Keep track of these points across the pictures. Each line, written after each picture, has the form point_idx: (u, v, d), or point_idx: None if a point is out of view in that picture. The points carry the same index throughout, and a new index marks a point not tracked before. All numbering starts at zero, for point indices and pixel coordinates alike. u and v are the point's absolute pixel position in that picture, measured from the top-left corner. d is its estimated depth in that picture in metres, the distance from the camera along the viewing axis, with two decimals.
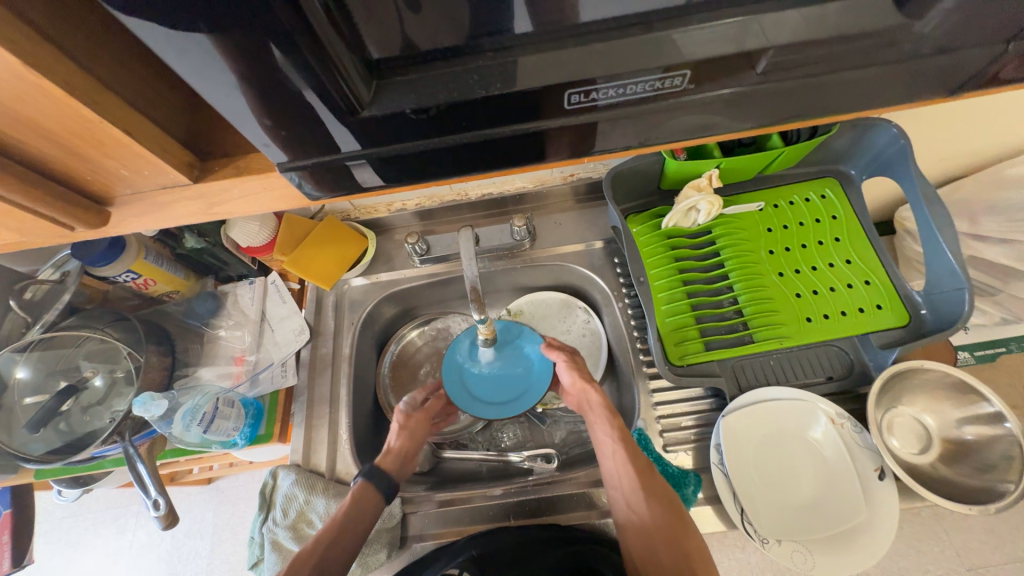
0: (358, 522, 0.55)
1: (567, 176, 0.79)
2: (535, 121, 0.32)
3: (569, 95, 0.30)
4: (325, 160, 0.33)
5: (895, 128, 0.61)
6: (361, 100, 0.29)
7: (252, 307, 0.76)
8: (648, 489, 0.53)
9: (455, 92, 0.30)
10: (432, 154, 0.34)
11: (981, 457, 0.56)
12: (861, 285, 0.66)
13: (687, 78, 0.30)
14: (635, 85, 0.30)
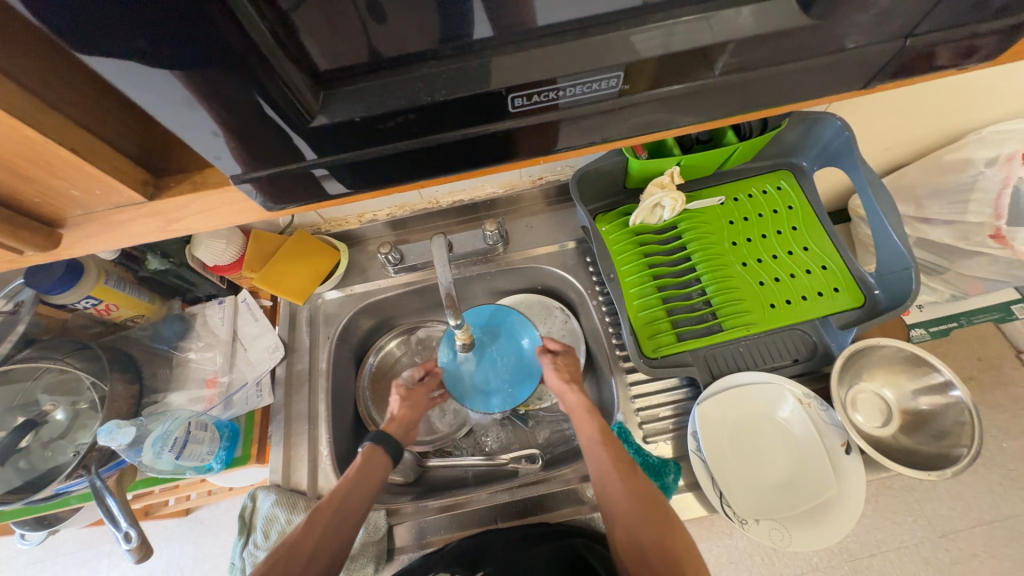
0: (366, 481, 0.57)
1: (536, 179, 0.81)
2: (490, 125, 0.34)
3: (514, 98, 0.32)
4: (281, 171, 0.33)
5: (839, 120, 0.65)
6: (311, 109, 0.30)
7: (222, 327, 0.74)
8: (626, 479, 0.55)
9: (410, 101, 0.30)
10: (392, 160, 0.35)
11: (936, 425, 0.59)
12: (819, 270, 0.69)
13: (620, 80, 0.32)
14: (574, 87, 0.31)
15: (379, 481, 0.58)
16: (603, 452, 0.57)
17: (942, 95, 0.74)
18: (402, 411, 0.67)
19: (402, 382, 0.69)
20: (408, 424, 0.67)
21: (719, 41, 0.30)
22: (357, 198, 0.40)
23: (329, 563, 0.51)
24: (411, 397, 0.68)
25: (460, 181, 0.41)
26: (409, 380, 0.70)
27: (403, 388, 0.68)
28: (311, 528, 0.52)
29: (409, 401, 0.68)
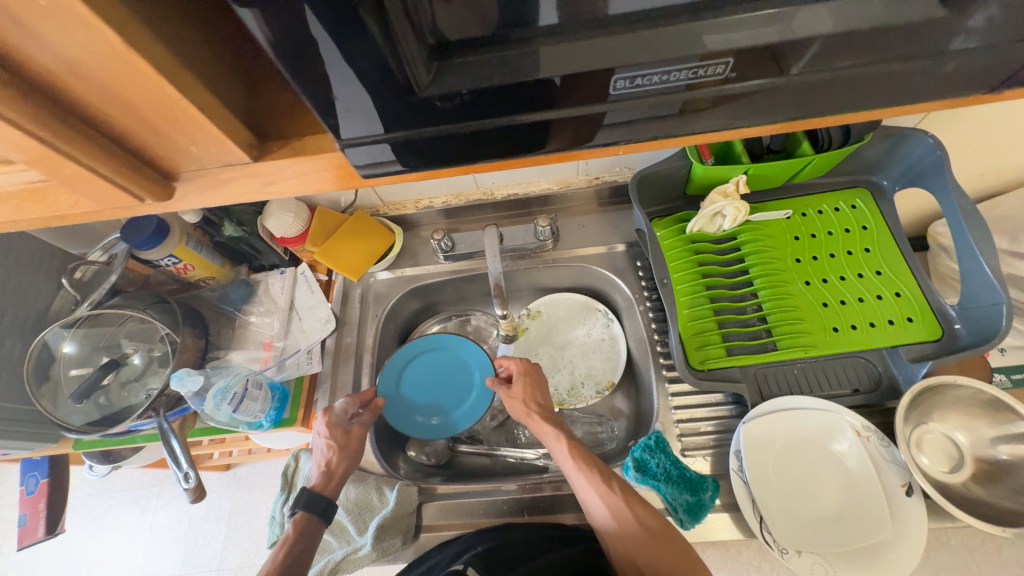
0: (297, 560, 0.53)
1: (592, 178, 0.80)
2: (559, 110, 0.31)
3: (617, 81, 0.29)
4: (380, 136, 0.30)
5: (933, 137, 0.60)
6: (420, 82, 0.28)
7: (282, 295, 0.78)
8: (614, 510, 0.54)
9: (496, 76, 0.28)
10: (459, 141, 0.32)
11: (1016, 478, 0.54)
12: (892, 297, 0.65)
13: (728, 66, 0.30)
14: (675, 73, 0.29)
15: (311, 554, 0.55)
16: (583, 483, 0.57)
17: None
18: (333, 458, 0.61)
19: (330, 424, 0.61)
20: (342, 476, 0.61)
21: (842, 39, 0.28)
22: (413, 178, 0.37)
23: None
24: (348, 444, 0.62)
25: (524, 166, 0.38)
26: (341, 416, 0.63)
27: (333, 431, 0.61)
28: None
29: (342, 445, 0.62)
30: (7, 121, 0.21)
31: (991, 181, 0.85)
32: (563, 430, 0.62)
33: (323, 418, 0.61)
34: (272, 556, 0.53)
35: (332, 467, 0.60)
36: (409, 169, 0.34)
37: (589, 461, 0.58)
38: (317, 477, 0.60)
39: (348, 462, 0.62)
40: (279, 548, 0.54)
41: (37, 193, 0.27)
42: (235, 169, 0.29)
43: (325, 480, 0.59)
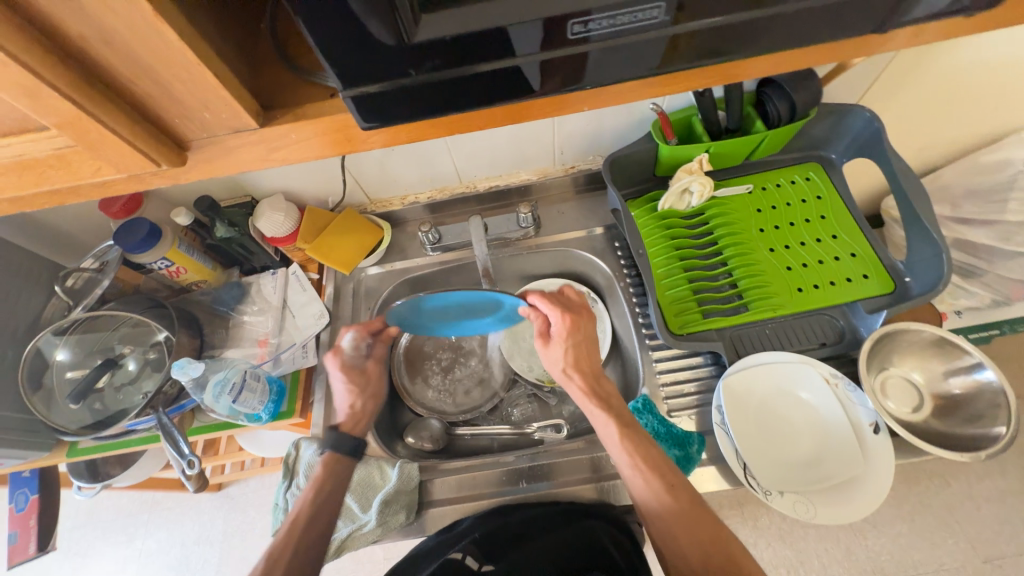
0: (333, 490, 0.58)
1: (568, 167, 0.85)
2: (520, 57, 0.30)
3: (572, 25, 0.29)
4: (378, 87, 0.30)
5: (869, 112, 0.67)
6: (407, 28, 0.28)
7: (274, 294, 0.80)
8: (671, 513, 0.53)
9: (456, 28, 0.28)
10: (428, 91, 0.31)
11: (971, 408, 0.59)
12: (848, 258, 0.70)
13: (664, 10, 0.29)
14: (626, 15, 0.29)
15: (345, 484, 0.59)
16: (642, 485, 0.55)
17: (972, 89, 0.76)
18: (355, 399, 0.65)
19: (344, 363, 0.65)
20: (363, 414, 0.65)
21: None
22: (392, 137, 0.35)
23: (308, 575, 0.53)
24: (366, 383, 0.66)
25: (506, 121, 0.36)
26: (352, 354, 0.66)
27: (344, 368, 0.64)
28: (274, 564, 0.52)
29: (363, 379, 0.66)
30: (52, 87, 0.25)
31: (931, 154, 0.94)
32: (614, 415, 0.60)
33: (335, 358, 0.64)
34: (308, 487, 0.57)
35: (357, 408, 0.64)
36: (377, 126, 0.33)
37: (650, 461, 0.56)
38: (344, 416, 0.64)
39: (368, 399, 0.66)
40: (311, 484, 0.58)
41: (61, 162, 0.30)
42: (242, 135, 0.32)
43: (353, 420, 0.64)
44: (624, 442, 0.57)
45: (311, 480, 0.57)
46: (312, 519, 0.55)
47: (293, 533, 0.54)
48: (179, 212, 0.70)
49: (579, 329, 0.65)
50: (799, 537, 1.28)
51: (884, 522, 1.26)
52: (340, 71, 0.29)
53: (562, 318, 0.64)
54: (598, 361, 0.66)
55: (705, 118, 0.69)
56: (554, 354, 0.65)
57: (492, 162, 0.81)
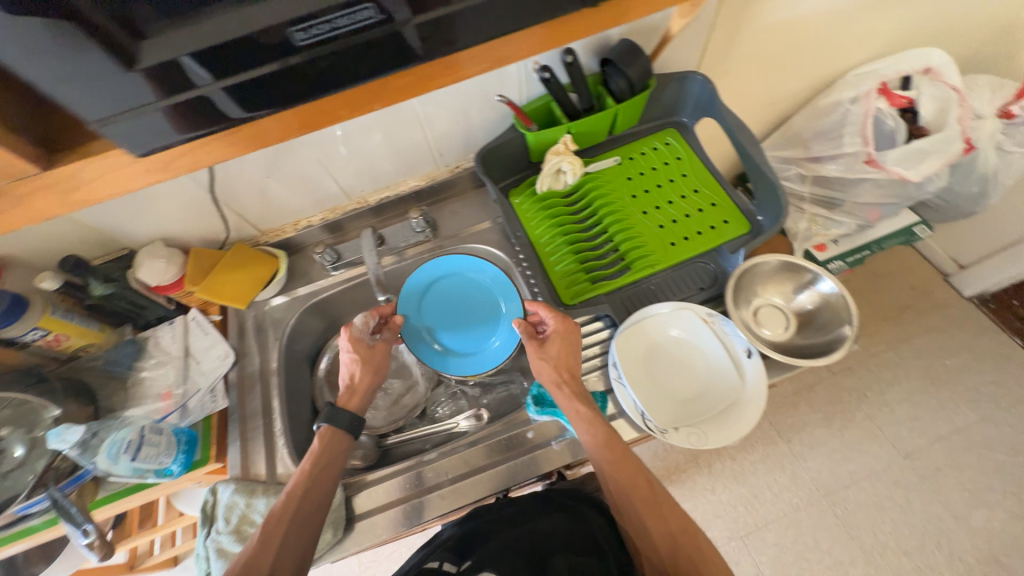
0: (328, 464, 0.63)
1: (453, 167, 0.88)
2: (272, 61, 0.35)
3: (296, 33, 0.34)
4: (160, 105, 0.35)
5: (700, 75, 0.75)
6: (154, 55, 0.32)
7: (174, 344, 0.78)
8: (651, 515, 0.57)
9: (246, 28, 0.33)
10: (249, 89, 0.37)
11: (823, 316, 0.70)
12: (709, 208, 0.78)
13: (373, 10, 0.34)
14: (340, 18, 0.34)
15: (340, 458, 0.64)
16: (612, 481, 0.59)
17: (790, 44, 0.86)
18: (357, 369, 0.70)
19: (353, 336, 0.70)
20: (361, 385, 0.70)
21: None
22: (235, 137, 0.40)
23: (306, 540, 0.58)
24: (369, 355, 0.71)
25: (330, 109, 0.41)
26: (362, 329, 0.72)
27: (351, 338, 0.70)
28: (266, 547, 0.55)
29: (366, 356, 0.71)
30: None
31: (778, 104, 1.05)
32: (595, 417, 0.62)
33: (345, 330, 0.70)
34: (306, 460, 0.62)
35: (354, 380, 0.69)
36: (203, 130, 0.38)
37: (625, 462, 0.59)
38: (343, 388, 0.69)
39: (368, 374, 0.71)
40: (305, 462, 0.62)
41: None
42: (32, 181, 0.36)
43: (350, 393, 0.69)
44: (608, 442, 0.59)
45: (308, 453, 0.62)
46: (310, 489, 0.60)
47: (291, 502, 0.59)
48: (45, 277, 0.65)
49: (572, 335, 0.66)
50: (750, 474, 1.37)
51: (819, 442, 1.38)
52: (143, 87, 0.33)
53: (557, 321, 0.66)
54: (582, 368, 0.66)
55: (560, 102, 0.73)
56: (543, 359, 0.65)
57: (376, 173, 0.82)
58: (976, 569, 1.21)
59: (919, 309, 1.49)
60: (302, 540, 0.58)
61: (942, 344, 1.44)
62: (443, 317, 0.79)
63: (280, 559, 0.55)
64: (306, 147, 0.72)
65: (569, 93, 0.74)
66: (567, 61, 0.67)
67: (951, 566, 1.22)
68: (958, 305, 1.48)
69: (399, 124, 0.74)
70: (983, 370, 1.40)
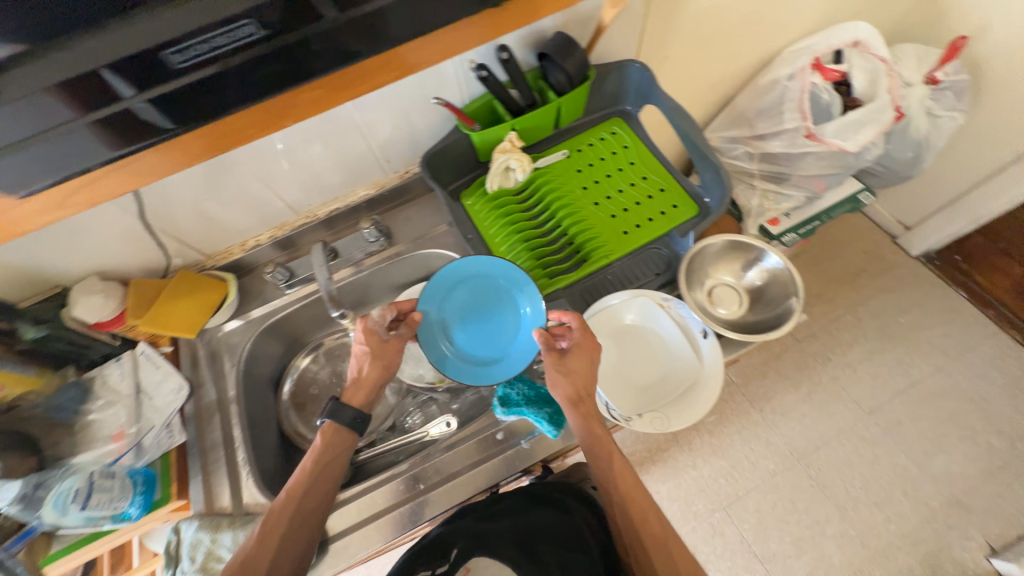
0: (332, 461, 0.62)
1: (402, 173, 0.86)
2: (161, 86, 0.40)
3: (172, 57, 0.38)
4: (60, 128, 0.40)
5: (638, 63, 0.76)
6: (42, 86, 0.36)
7: (123, 382, 0.74)
8: (651, 536, 0.58)
9: (148, 41, 0.36)
10: (145, 110, 0.41)
11: (771, 290, 0.75)
12: (658, 193, 0.79)
13: (244, 29, 0.38)
14: (213, 40, 0.38)
15: (343, 454, 0.64)
16: (620, 511, 0.59)
17: (724, 27, 0.87)
18: (367, 364, 0.67)
19: (367, 329, 0.67)
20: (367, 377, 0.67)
21: None
22: (164, 151, 0.45)
23: (306, 534, 0.58)
24: (383, 350, 0.67)
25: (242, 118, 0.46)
26: (377, 322, 0.67)
27: (366, 330, 0.66)
28: (267, 542, 0.56)
29: (378, 351, 0.68)
30: None
31: (721, 86, 1.07)
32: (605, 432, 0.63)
33: (359, 323, 0.66)
34: (308, 458, 0.61)
35: (363, 374, 0.67)
36: (117, 149, 0.43)
37: (631, 488, 0.61)
38: (352, 383, 0.66)
39: (378, 368, 0.68)
40: (311, 456, 0.61)
41: None
42: None
43: (355, 388, 0.67)
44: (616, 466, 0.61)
45: (313, 450, 0.61)
46: (313, 487, 0.60)
47: (291, 498, 0.59)
48: None
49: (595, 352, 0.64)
50: (728, 446, 1.41)
51: (790, 409, 1.43)
52: (46, 114, 0.38)
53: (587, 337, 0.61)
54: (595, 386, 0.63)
55: (502, 100, 0.72)
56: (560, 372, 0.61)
57: (322, 185, 0.80)
58: (940, 512, 1.28)
59: (872, 272, 1.55)
60: (304, 536, 0.58)
61: (896, 303, 1.51)
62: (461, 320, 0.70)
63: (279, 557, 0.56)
64: (243, 164, 0.69)
65: (509, 89, 0.73)
66: (502, 58, 0.66)
67: (918, 512, 1.28)
68: (908, 264, 1.55)
69: (338, 133, 0.72)
70: (934, 324, 1.47)
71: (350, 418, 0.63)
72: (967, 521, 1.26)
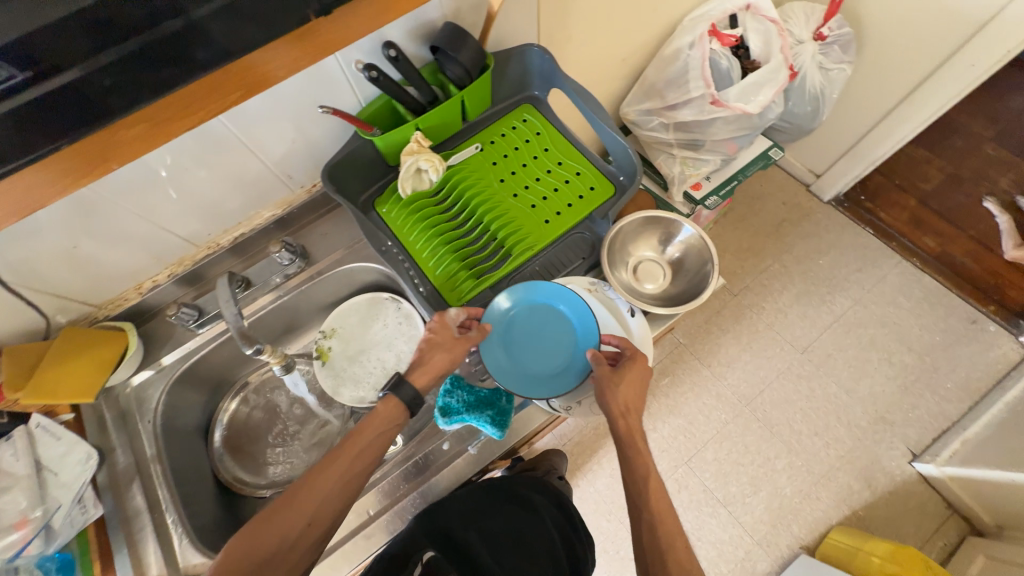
0: (385, 431, 0.60)
1: (309, 188, 0.80)
2: None
3: None
4: None
5: (537, 47, 0.74)
6: None
7: (16, 463, 0.63)
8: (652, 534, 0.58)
9: None
10: None
11: (690, 258, 0.78)
12: (576, 178, 0.78)
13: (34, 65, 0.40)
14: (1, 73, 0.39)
15: (397, 430, 0.62)
16: (648, 530, 0.59)
17: (620, 2, 0.87)
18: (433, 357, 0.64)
19: (444, 321, 0.65)
20: (434, 365, 0.64)
21: None
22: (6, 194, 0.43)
23: (346, 499, 0.57)
24: (454, 346, 0.65)
25: (65, 164, 0.45)
26: (453, 318, 0.66)
27: (441, 321, 0.65)
28: (311, 495, 0.55)
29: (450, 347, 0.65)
30: None
31: (629, 59, 1.08)
32: (639, 439, 0.64)
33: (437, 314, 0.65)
34: (364, 422, 0.60)
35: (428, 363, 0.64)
36: None
37: (662, 507, 0.60)
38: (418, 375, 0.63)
39: (443, 364, 0.64)
40: (369, 420, 0.60)
41: None
42: None
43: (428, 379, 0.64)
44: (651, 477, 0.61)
45: (373, 417, 0.60)
46: (365, 452, 0.58)
47: (344, 457, 0.58)
48: None
49: (642, 373, 0.66)
50: (682, 404, 1.49)
51: (734, 359, 1.52)
52: None
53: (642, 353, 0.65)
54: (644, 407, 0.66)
55: (400, 100, 0.68)
56: (613, 387, 0.64)
57: (218, 212, 0.73)
58: (869, 429, 1.42)
59: (793, 221, 1.66)
60: (343, 498, 0.57)
61: (816, 247, 1.62)
62: (519, 334, 0.70)
63: (326, 502, 0.55)
64: (114, 201, 0.62)
65: (406, 88, 0.69)
66: (390, 55, 0.62)
67: (850, 433, 1.42)
68: (823, 209, 1.67)
69: (222, 155, 0.65)
70: (849, 262, 1.60)
71: (411, 397, 0.61)
72: (891, 433, 1.41)
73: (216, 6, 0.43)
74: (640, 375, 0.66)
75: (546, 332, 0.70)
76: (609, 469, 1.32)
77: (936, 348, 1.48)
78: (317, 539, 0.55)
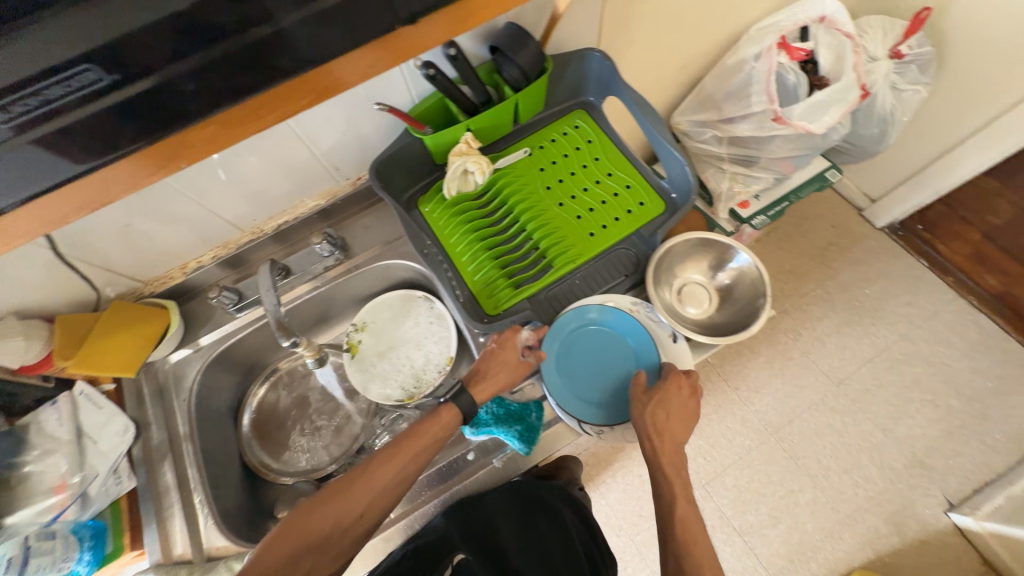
0: (437, 436, 0.62)
1: (353, 180, 0.80)
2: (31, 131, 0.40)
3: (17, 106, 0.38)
4: None
5: (598, 52, 0.71)
6: None
7: (61, 430, 0.66)
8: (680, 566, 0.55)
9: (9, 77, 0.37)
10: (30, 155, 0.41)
11: (740, 288, 0.75)
12: (625, 191, 0.75)
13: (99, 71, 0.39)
14: (76, 79, 0.39)
15: (449, 436, 0.63)
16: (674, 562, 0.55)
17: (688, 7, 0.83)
18: (495, 371, 0.66)
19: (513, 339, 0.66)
20: (495, 380, 0.66)
21: None
22: (76, 188, 0.44)
23: (394, 497, 0.59)
24: (515, 366, 0.66)
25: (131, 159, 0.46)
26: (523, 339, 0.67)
27: (512, 338, 0.66)
28: (366, 488, 0.57)
29: (512, 364, 0.66)
30: None
31: (689, 67, 1.03)
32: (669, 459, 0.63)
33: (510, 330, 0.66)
34: (419, 424, 0.62)
35: (489, 375, 0.65)
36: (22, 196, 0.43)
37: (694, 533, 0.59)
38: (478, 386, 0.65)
39: (501, 381, 0.66)
40: (424, 423, 0.62)
41: None
42: None
43: (484, 390, 0.65)
44: (679, 499, 0.61)
45: (434, 422, 0.61)
46: (424, 452, 0.60)
47: (398, 458, 0.59)
48: None
49: (672, 397, 0.65)
50: (706, 426, 1.44)
51: (763, 385, 1.46)
52: None
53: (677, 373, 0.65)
54: (678, 431, 0.65)
55: (453, 99, 0.66)
56: (640, 408, 0.63)
57: (265, 199, 0.74)
58: (903, 473, 1.34)
59: (840, 246, 1.57)
60: (397, 490, 0.60)
61: (863, 275, 1.54)
62: (574, 355, 0.69)
63: (379, 496, 0.58)
64: (169, 186, 0.63)
65: (460, 86, 0.67)
66: (450, 54, 0.59)
67: (883, 475, 1.35)
68: (874, 236, 1.58)
69: (275, 145, 0.65)
70: (898, 294, 1.51)
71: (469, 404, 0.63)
72: (929, 479, 1.33)
73: (305, 12, 0.42)
74: (682, 402, 0.65)
75: (601, 356, 0.69)
76: (623, 484, 1.29)
77: (987, 395, 1.38)
78: (365, 531, 0.57)
